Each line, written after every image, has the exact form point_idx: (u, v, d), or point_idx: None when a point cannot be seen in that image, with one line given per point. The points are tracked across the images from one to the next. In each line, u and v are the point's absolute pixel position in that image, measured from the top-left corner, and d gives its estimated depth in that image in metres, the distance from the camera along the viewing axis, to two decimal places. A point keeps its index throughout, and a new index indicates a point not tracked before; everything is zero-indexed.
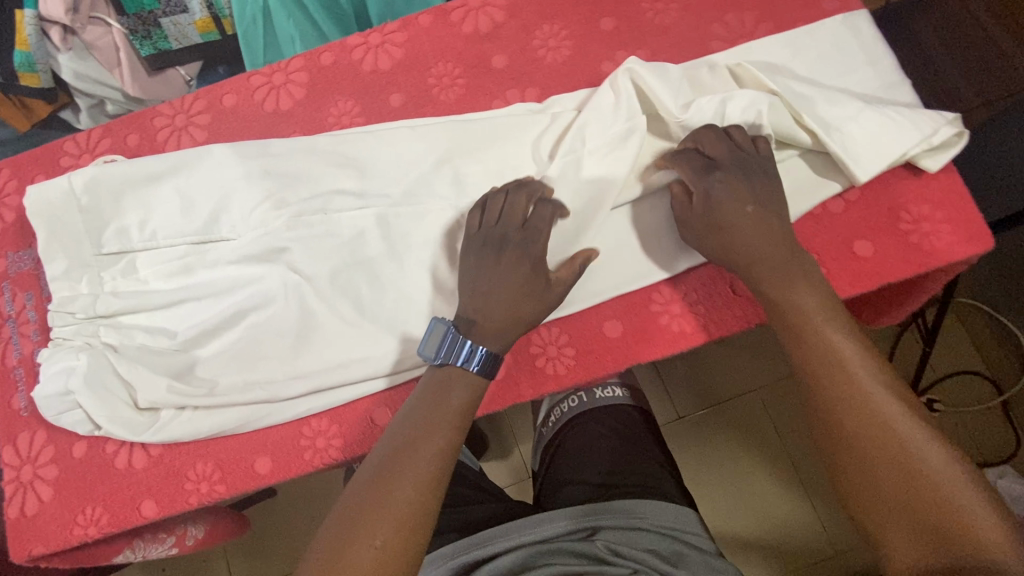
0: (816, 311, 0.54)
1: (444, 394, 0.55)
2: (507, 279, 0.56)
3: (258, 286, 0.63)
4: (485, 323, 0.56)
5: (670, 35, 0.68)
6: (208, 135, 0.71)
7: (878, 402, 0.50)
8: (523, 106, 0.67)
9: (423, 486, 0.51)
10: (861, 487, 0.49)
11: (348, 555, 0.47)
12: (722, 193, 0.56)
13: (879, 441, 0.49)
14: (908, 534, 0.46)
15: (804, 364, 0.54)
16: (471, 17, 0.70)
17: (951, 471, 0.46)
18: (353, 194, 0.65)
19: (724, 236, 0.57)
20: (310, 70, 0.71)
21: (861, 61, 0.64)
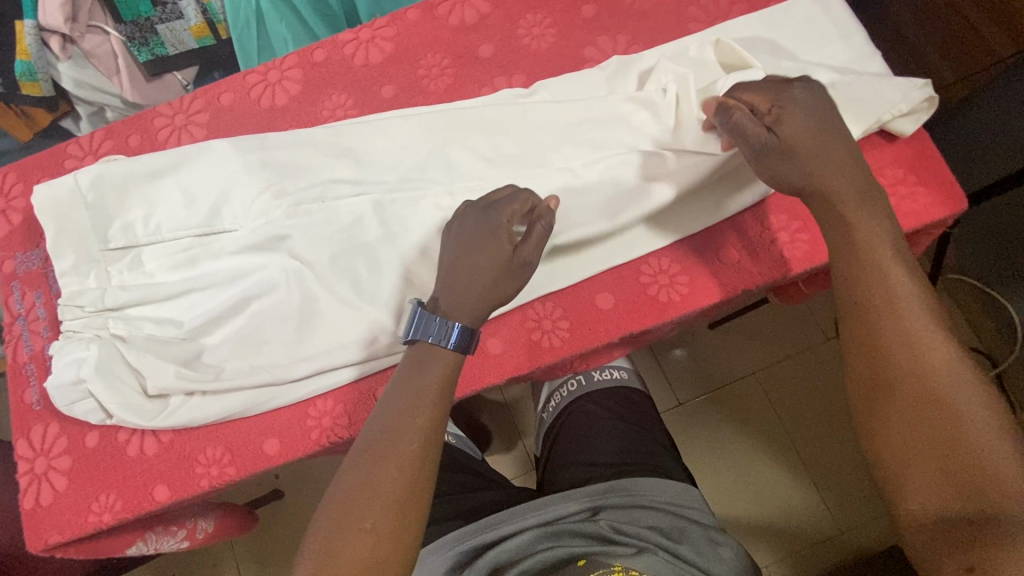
0: (877, 249, 0.52)
1: (420, 371, 0.55)
2: (466, 249, 0.57)
3: (261, 274, 0.65)
4: (452, 296, 0.56)
5: (649, 20, 0.70)
6: (207, 133, 0.74)
7: (929, 348, 0.49)
8: (510, 92, 0.69)
9: (409, 467, 0.52)
10: (892, 432, 0.49)
11: (340, 539, 0.49)
12: (807, 105, 0.55)
13: (921, 389, 0.48)
14: (931, 479, 0.46)
15: (858, 303, 0.52)
16: (457, 10, 0.73)
17: (992, 426, 0.46)
18: (349, 182, 0.68)
19: (814, 146, 0.54)
20: (304, 66, 0.74)
21: (832, 36, 0.67)
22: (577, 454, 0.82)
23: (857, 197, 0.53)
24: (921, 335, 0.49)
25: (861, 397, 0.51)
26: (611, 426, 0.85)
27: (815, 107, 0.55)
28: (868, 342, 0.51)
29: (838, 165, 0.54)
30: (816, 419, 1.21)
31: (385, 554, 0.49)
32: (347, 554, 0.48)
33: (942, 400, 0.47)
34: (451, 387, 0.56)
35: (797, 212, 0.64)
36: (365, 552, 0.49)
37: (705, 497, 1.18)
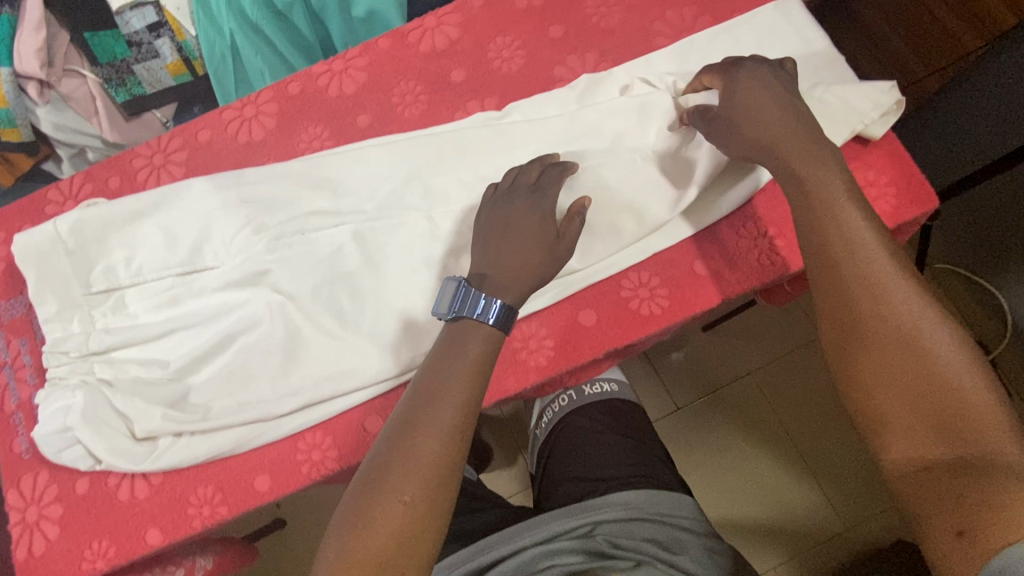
0: (841, 202, 0.52)
1: (462, 345, 0.54)
2: (518, 228, 0.58)
3: (244, 310, 0.66)
4: (497, 273, 0.57)
5: (616, 36, 0.71)
6: (186, 171, 0.74)
7: (898, 297, 0.49)
8: (482, 115, 0.70)
9: (448, 440, 0.51)
10: (869, 382, 0.48)
11: (375, 511, 0.48)
12: (751, 78, 0.58)
13: (894, 337, 0.48)
14: (911, 426, 0.46)
15: (825, 256, 0.52)
16: (427, 37, 0.74)
17: (961, 367, 0.46)
18: (329, 213, 0.69)
19: (746, 116, 0.57)
20: (279, 100, 0.74)
21: (795, 44, 0.68)
22: (572, 469, 0.82)
23: (816, 156, 0.54)
24: (889, 283, 0.49)
25: (835, 349, 0.51)
26: (604, 440, 0.84)
27: (755, 79, 0.57)
28: (837, 295, 0.51)
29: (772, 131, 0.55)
30: (808, 415, 1.21)
31: (420, 528, 0.48)
32: (382, 525, 0.48)
33: (915, 347, 0.47)
34: (492, 364, 0.55)
35: (773, 219, 0.65)
36: (400, 526, 0.48)
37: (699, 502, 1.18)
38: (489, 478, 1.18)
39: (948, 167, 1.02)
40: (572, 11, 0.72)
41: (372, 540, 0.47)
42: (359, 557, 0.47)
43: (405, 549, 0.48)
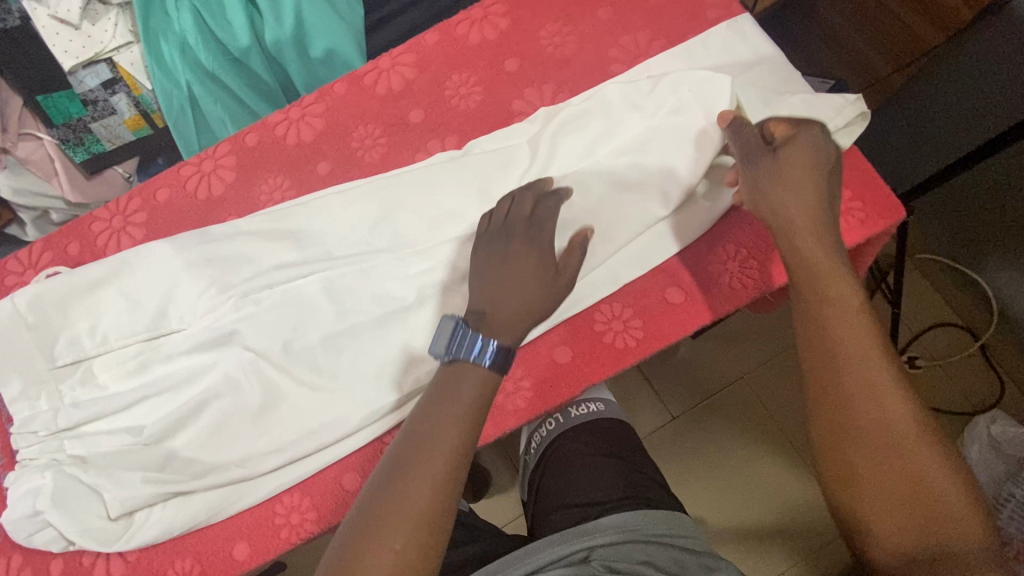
0: (840, 288, 0.52)
1: (458, 382, 0.51)
2: (518, 263, 0.55)
3: (214, 372, 0.63)
4: (495, 309, 0.54)
5: (571, 66, 0.71)
6: (147, 232, 0.73)
7: (892, 392, 0.48)
8: (443, 154, 0.69)
9: (439, 485, 0.47)
10: (860, 476, 0.47)
11: (363, 563, 0.44)
12: (811, 143, 0.57)
13: (884, 426, 0.47)
14: (901, 526, 0.45)
15: (823, 344, 0.51)
16: (383, 79, 0.73)
17: (946, 463, 0.46)
18: (294, 264, 0.66)
19: (798, 178, 0.55)
20: (237, 153, 0.73)
21: (753, 61, 0.67)
22: (565, 496, 0.79)
23: (821, 243, 0.54)
24: (884, 375, 0.48)
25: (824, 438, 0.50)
26: (597, 463, 0.82)
27: (816, 147, 0.57)
28: (835, 385, 0.49)
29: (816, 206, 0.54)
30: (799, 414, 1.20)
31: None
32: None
33: (908, 446, 0.46)
34: (488, 403, 0.52)
35: (743, 240, 0.64)
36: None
37: (693, 507, 1.17)
38: (485, 507, 1.16)
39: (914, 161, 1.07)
40: (525, 43, 0.72)
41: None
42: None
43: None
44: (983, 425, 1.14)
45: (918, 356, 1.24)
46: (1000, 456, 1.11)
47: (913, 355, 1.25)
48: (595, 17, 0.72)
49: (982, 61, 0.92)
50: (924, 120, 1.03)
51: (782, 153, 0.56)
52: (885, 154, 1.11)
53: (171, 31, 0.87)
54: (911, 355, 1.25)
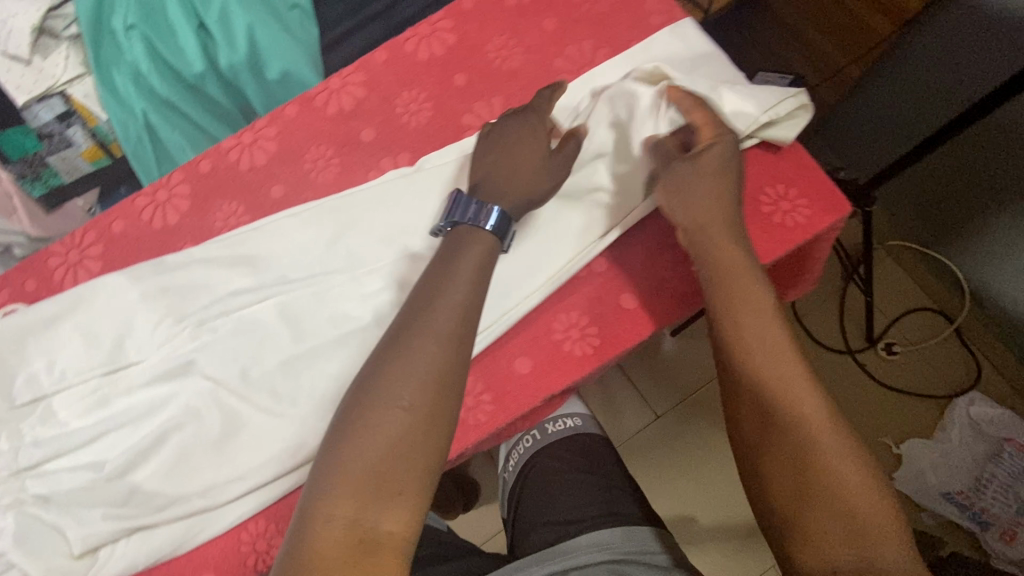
0: (758, 298, 0.56)
1: (455, 257, 0.55)
2: (514, 144, 0.61)
3: (175, 402, 0.63)
4: (492, 182, 0.59)
5: (519, 77, 0.71)
6: (103, 265, 0.72)
7: (807, 398, 0.52)
8: (396, 172, 0.69)
9: (447, 341, 0.51)
10: (784, 486, 0.50)
11: (371, 422, 0.48)
12: (727, 154, 0.59)
13: (805, 441, 0.50)
14: (825, 531, 0.48)
15: (746, 360, 0.54)
16: (333, 99, 0.73)
17: (862, 474, 0.49)
18: (249, 290, 0.66)
19: (709, 190, 0.58)
20: (191, 180, 0.73)
21: (697, 63, 0.68)
22: (539, 515, 0.75)
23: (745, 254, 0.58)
24: (802, 391, 0.52)
25: (749, 446, 0.54)
26: (569, 480, 0.78)
27: (730, 160, 0.59)
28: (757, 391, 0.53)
29: (727, 217, 0.58)
30: None
31: (417, 435, 0.48)
32: (377, 437, 0.47)
33: (825, 452, 0.50)
34: (486, 273, 0.55)
35: None
36: (397, 434, 0.47)
37: (682, 508, 1.17)
38: (471, 519, 1.15)
39: (880, 147, 1.11)
40: (473, 56, 0.72)
41: (366, 455, 0.46)
42: (353, 473, 0.46)
43: (405, 459, 0.47)
44: (962, 407, 1.17)
45: (895, 343, 1.24)
46: (980, 436, 1.14)
47: (889, 341, 1.24)
48: (539, 28, 0.72)
49: (930, 54, 0.95)
50: (886, 108, 1.06)
51: (696, 163, 0.58)
52: (856, 142, 1.16)
53: (122, 61, 0.87)
54: (887, 342, 1.24)
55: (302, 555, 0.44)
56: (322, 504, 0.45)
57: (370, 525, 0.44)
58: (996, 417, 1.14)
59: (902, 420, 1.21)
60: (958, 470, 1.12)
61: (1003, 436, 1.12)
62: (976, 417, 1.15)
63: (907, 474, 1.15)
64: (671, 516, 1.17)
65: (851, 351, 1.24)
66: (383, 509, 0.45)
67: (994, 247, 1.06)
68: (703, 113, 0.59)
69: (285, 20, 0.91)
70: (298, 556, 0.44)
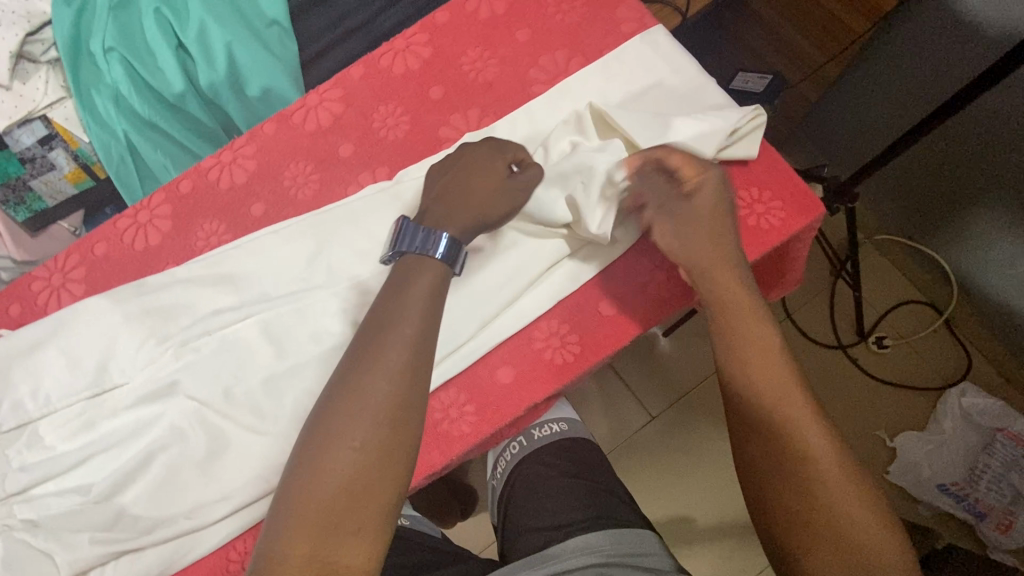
0: (757, 328, 0.58)
1: (404, 286, 0.53)
2: (466, 171, 0.60)
3: (160, 423, 0.63)
4: (439, 208, 0.58)
5: (494, 89, 0.72)
6: (86, 288, 0.72)
7: (810, 429, 0.54)
8: (374, 186, 0.70)
9: (401, 377, 0.50)
10: (789, 521, 0.52)
11: (325, 461, 0.47)
12: (715, 189, 0.61)
13: (807, 476, 0.52)
14: (830, 562, 0.50)
15: (749, 395, 0.56)
16: (311, 116, 0.74)
17: (864, 508, 0.51)
18: (231, 309, 0.66)
19: (704, 231, 0.60)
20: (172, 201, 0.73)
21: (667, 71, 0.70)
22: (527, 522, 0.75)
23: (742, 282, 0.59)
24: (807, 426, 0.54)
25: (754, 480, 0.55)
26: (556, 485, 0.78)
27: (721, 190, 0.61)
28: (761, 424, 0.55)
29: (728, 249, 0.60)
30: None
31: (374, 473, 0.47)
32: (334, 477, 0.47)
33: (827, 487, 0.51)
34: (441, 299, 0.54)
35: None
36: (354, 475, 0.47)
37: (675, 507, 1.17)
38: (468, 527, 1.15)
39: (860, 142, 1.14)
40: (448, 70, 0.73)
41: (320, 497, 0.46)
42: (307, 517, 0.45)
43: (363, 498, 0.47)
44: (953, 399, 1.17)
45: (886, 336, 1.24)
46: (972, 427, 1.14)
47: (879, 335, 1.24)
48: (513, 39, 0.73)
49: (905, 51, 0.97)
50: (863, 103, 1.09)
51: (686, 204, 0.61)
52: (836, 135, 1.17)
53: (103, 84, 0.88)
54: (878, 336, 1.24)
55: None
56: (278, 547, 0.45)
57: (327, 561, 0.44)
58: (989, 407, 1.14)
59: (895, 413, 1.21)
60: (952, 461, 1.13)
61: (995, 426, 1.12)
62: (969, 408, 1.15)
63: (901, 466, 1.15)
64: (666, 517, 1.17)
65: (842, 346, 1.24)
66: (343, 545, 0.45)
67: (978, 237, 1.09)
68: (683, 155, 0.61)
69: (264, 37, 0.92)
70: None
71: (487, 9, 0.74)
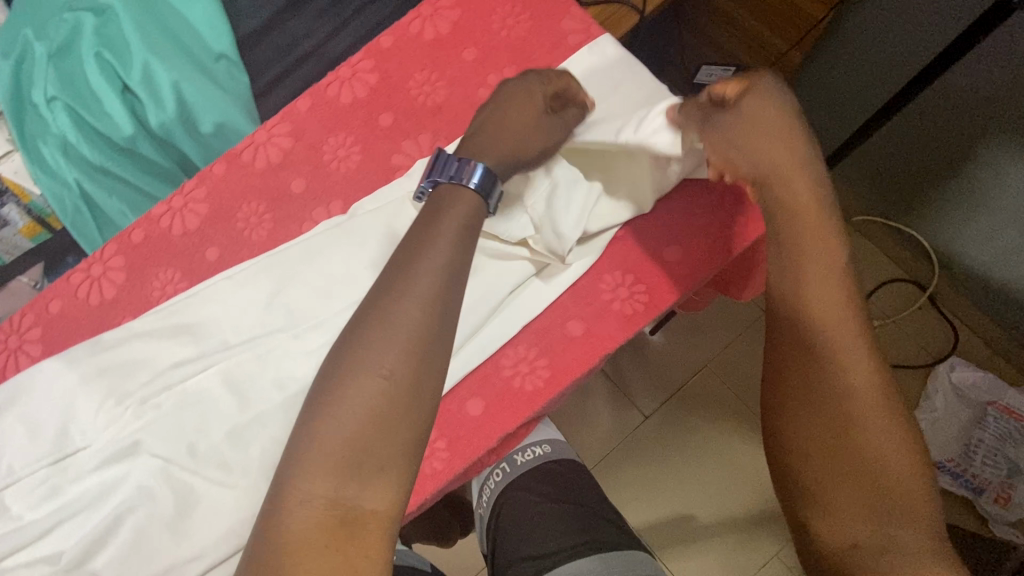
0: (819, 259, 0.55)
1: (440, 212, 0.55)
2: (516, 108, 0.61)
3: (127, 485, 0.61)
4: (480, 141, 0.59)
5: (444, 112, 0.71)
6: (44, 349, 0.70)
7: (857, 368, 0.52)
8: (329, 222, 0.68)
9: (430, 305, 0.50)
10: (816, 454, 0.51)
11: (348, 393, 0.48)
12: (767, 93, 0.58)
13: (843, 413, 0.51)
14: (850, 504, 0.49)
15: (797, 323, 0.54)
16: (260, 153, 0.72)
17: (899, 452, 0.50)
18: (190, 360, 0.65)
19: (772, 130, 0.57)
20: (125, 251, 0.71)
21: (617, 84, 0.69)
22: (515, 552, 0.73)
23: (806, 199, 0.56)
24: (854, 362, 0.52)
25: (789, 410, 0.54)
26: (542, 513, 0.76)
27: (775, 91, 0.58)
28: (807, 359, 0.53)
29: (789, 147, 0.57)
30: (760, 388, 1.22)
31: (396, 404, 0.48)
32: (361, 406, 0.47)
33: (862, 426, 0.50)
34: (473, 230, 0.56)
35: (631, 264, 0.65)
36: (380, 405, 0.47)
37: (674, 509, 1.16)
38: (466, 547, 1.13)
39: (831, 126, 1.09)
40: (396, 95, 0.72)
41: (345, 431, 0.47)
42: (330, 453, 0.46)
43: (387, 435, 0.47)
44: (943, 374, 1.16)
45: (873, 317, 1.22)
46: (964, 402, 1.14)
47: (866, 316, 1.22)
48: (460, 59, 0.72)
49: (875, 24, 0.90)
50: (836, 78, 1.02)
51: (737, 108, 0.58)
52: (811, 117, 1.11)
53: (48, 134, 0.86)
54: None
55: (281, 534, 0.45)
56: (298, 486, 0.46)
57: (352, 503, 0.46)
58: (977, 381, 1.14)
59: None
60: (945, 439, 1.12)
61: (985, 400, 1.12)
62: (957, 383, 1.15)
63: None
64: (667, 517, 1.15)
65: None
66: (365, 486, 0.46)
67: (957, 210, 1.04)
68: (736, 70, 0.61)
69: (212, 72, 0.90)
70: (275, 542, 0.45)
71: (431, 30, 0.73)
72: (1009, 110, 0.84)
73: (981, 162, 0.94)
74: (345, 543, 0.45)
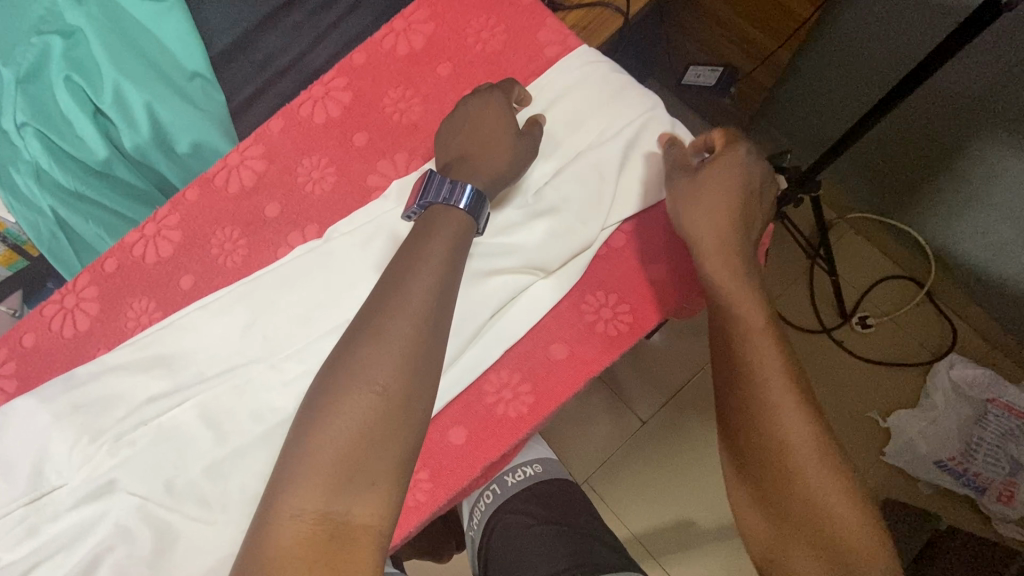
0: (749, 320, 0.59)
1: (429, 232, 0.56)
2: (488, 125, 0.64)
3: (105, 525, 0.59)
4: (461, 162, 0.62)
5: (420, 130, 0.71)
6: (19, 385, 0.67)
7: (793, 421, 0.55)
8: (304, 247, 0.67)
9: (421, 318, 0.51)
10: (771, 509, 0.55)
11: (343, 408, 0.47)
12: (747, 163, 0.62)
13: (786, 468, 0.55)
14: (808, 556, 0.53)
15: (734, 382, 0.59)
16: (233, 177, 0.70)
17: (846, 499, 0.53)
18: (165, 395, 0.63)
19: (721, 204, 0.61)
20: (98, 281, 0.69)
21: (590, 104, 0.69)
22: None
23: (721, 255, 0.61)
24: (791, 417, 0.56)
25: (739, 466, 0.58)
26: (534, 534, 0.75)
27: (745, 167, 0.62)
28: (751, 416, 0.57)
29: (731, 221, 0.61)
30: None
31: (389, 419, 0.47)
32: (353, 420, 0.47)
33: (805, 477, 0.54)
34: (462, 244, 0.57)
35: (614, 284, 0.66)
36: (373, 418, 0.47)
37: (674, 517, 1.14)
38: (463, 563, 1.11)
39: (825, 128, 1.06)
40: (371, 114, 0.71)
41: (336, 446, 0.46)
42: (321, 468, 0.45)
43: (379, 448, 0.46)
44: (943, 372, 1.13)
45: (869, 316, 1.19)
46: (964, 399, 1.11)
47: (862, 314, 1.19)
48: (435, 75, 0.72)
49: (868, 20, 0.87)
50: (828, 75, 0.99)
51: (703, 172, 0.62)
52: (801, 117, 1.09)
53: (20, 160, 0.83)
54: (860, 316, 1.19)
55: (266, 551, 0.43)
56: (288, 502, 0.44)
57: (340, 518, 0.44)
58: (977, 378, 1.11)
59: (884, 395, 1.16)
60: (947, 436, 1.09)
61: (986, 397, 1.09)
62: (957, 379, 1.12)
63: (898, 447, 1.11)
64: (666, 523, 1.13)
65: (826, 330, 1.19)
66: (356, 499, 0.45)
67: (950, 207, 1.01)
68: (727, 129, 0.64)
69: (186, 92, 0.88)
70: (259, 560, 0.43)
71: (405, 45, 0.73)
72: (999, 106, 0.83)
73: (977, 156, 0.91)
74: (334, 558, 0.43)
